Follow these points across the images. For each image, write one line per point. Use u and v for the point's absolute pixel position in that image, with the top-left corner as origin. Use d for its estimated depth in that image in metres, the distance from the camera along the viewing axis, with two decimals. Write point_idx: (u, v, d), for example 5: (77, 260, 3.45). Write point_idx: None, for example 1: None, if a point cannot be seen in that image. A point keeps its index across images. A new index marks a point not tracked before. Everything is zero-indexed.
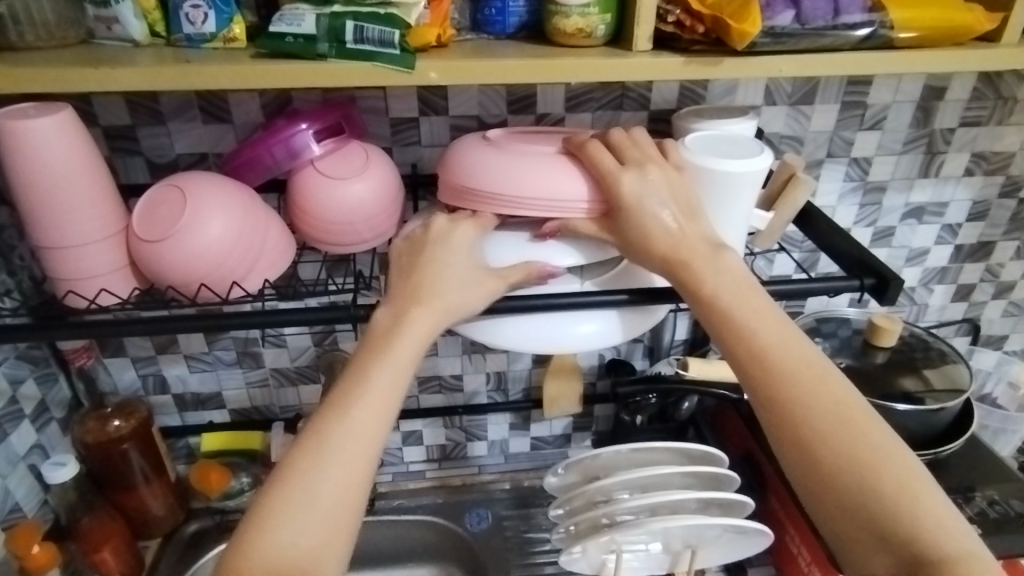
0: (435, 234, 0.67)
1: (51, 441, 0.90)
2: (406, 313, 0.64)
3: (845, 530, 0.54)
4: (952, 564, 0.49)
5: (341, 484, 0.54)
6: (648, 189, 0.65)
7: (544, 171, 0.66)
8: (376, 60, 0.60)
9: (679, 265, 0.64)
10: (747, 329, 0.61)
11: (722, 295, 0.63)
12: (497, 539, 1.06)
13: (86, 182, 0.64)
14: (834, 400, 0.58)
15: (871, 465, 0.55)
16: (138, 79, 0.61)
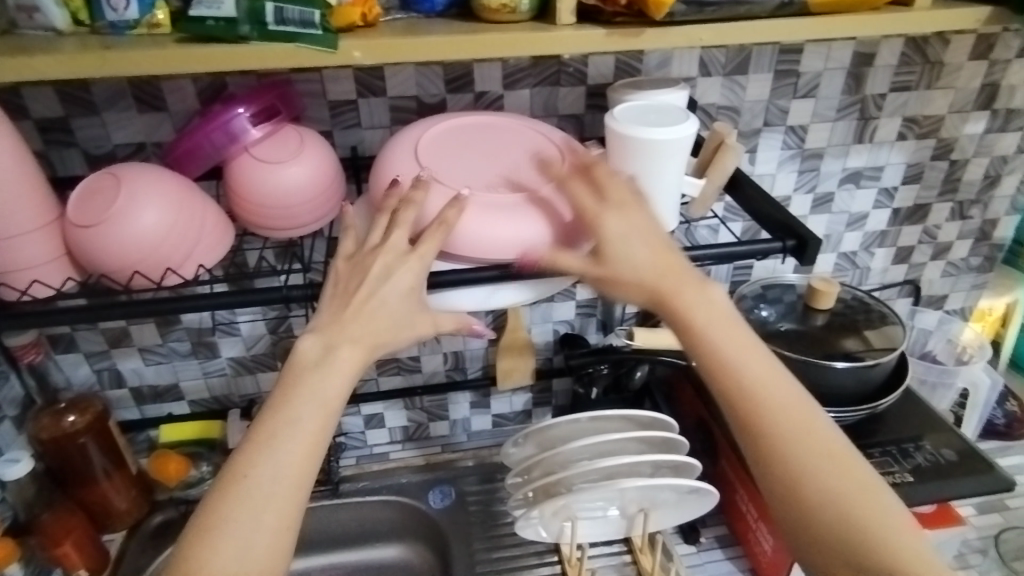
0: (375, 261, 0.63)
1: (4, 439, 0.90)
2: (329, 328, 0.61)
3: (820, 551, 0.54)
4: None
5: (275, 496, 0.53)
6: (625, 234, 0.63)
7: (472, 210, 0.67)
8: (299, 41, 0.61)
9: (665, 292, 0.62)
10: (734, 361, 0.60)
11: (710, 324, 0.61)
12: (461, 514, 1.08)
13: (16, 172, 0.64)
14: (820, 436, 0.57)
15: (855, 500, 0.54)
16: (62, 67, 0.61)
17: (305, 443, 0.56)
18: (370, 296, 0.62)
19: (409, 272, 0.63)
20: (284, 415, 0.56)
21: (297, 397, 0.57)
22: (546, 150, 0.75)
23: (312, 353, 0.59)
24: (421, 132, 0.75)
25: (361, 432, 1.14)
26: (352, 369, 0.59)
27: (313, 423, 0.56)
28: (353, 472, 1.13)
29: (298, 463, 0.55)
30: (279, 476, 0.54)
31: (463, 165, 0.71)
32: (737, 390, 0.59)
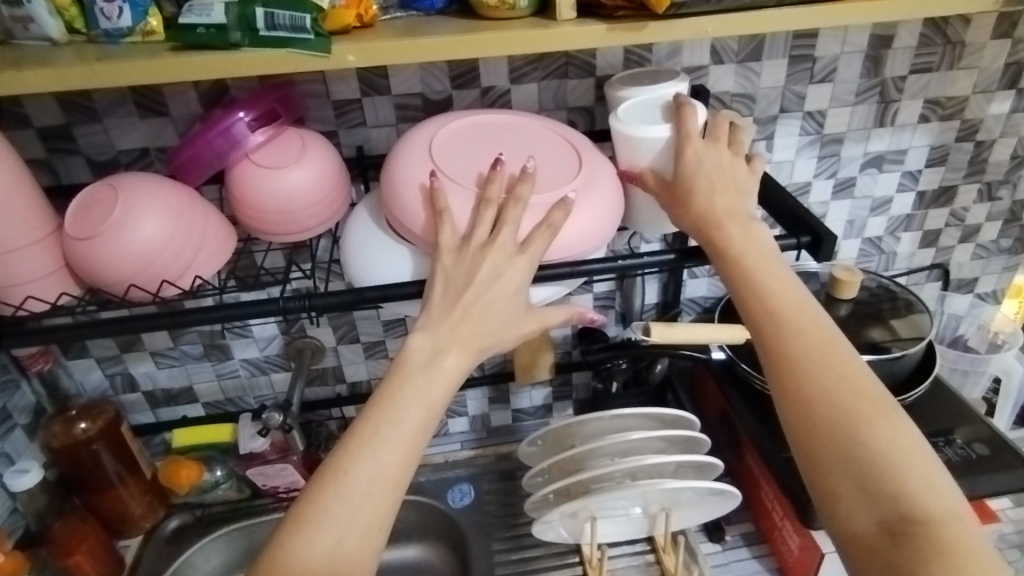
0: (484, 258, 0.61)
1: (17, 448, 0.90)
2: (439, 324, 0.60)
3: (832, 483, 0.54)
4: (937, 525, 0.50)
5: (371, 496, 0.53)
6: (710, 158, 0.67)
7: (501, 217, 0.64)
8: (292, 47, 0.58)
9: (712, 226, 0.65)
10: (767, 290, 0.62)
11: (749, 256, 0.64)
12: (480, 513, 1.07)
13: (12, 185, 0.63)
14: (845, 364, 0.58)
15: (868, 423, 0.54)
16: (52, 80, 0.60)
17: (404, 446, 0.55)
18: (482, 300, 0.61)
19: (518, 276, 0.62)
20: (389, 413, 0.56)
21: (403, 396, 0.57)
22: (565, 147, 0.71)
23: (428, 366, 0.59)
24: (432, 138, 0.70)
25: None
26: (457, 374, 0.59)
27: (414, 427, 0.56)
28: None
29: (395, 465, 0.55)
30: (377, 479, 0.54)
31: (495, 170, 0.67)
32: (764, 317, 0.61)
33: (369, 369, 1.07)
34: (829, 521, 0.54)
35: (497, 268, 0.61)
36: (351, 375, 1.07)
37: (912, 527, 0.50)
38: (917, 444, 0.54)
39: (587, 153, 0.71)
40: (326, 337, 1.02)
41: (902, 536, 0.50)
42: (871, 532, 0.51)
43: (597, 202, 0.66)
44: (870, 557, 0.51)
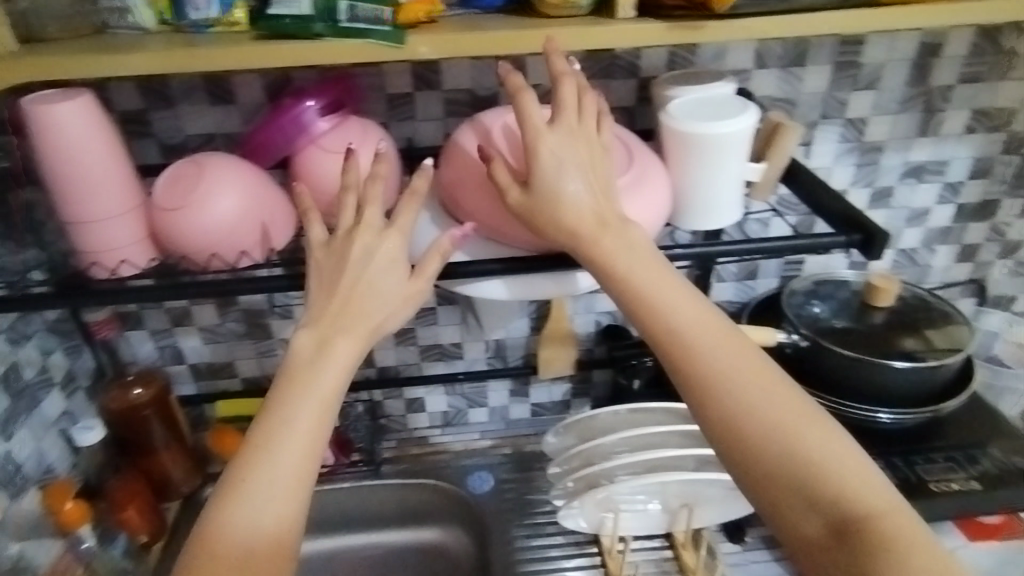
0: (350, 246, 0.66)
1: (79, 408, 0.95)
2: (320, 319, 0.64)
3: (775, 495, 0.57)
4: (878, 519, 0.54)
5: (279, 485, 0.58)
6: (563, 158, 0.64)
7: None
8: (368, 37, 0.62)
9: (588, 241, 0.64)
10: (665, 309, 0.62)
11: (636, 272, 0.63)
12: (499, 502, 1.08)
13: (112, 152, 0.66)
14: (757, 376, 0.60)
15: (795, 432, 0.58)
16: (149, 65, 0.65)
17: (303, 436, 0.60)
18: (365, 289, 0.65)
19: (390, 253, 0.67)
20: (284, 411, 0.60)
21: (295, 395, 0.61)
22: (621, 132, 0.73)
23: (320, 367, 0.62)
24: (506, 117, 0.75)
25: (402, 415, 1.14)
26: (347, 359, 0.63)
27: (313, 417, 0.61)
28: (393, 454, 1.14)
29: (300, 453, 0.59)
30: (282, 477, 0.58)
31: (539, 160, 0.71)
32: (664, 340, 0.62)
33: (398, 356, 1.08)
34: (782, 530, 0.57)
35: (386, 251, 0.67)
36: (380, 360, 1.08)
37: (862, 526, 0.53)
38: (838, 437, 0.58)
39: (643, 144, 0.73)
40: None
41: (852, 535, 0.53)
42: (822, 537, 0.55)
43: (652, 186, 0.69)
44: (825, 559, 0.54)
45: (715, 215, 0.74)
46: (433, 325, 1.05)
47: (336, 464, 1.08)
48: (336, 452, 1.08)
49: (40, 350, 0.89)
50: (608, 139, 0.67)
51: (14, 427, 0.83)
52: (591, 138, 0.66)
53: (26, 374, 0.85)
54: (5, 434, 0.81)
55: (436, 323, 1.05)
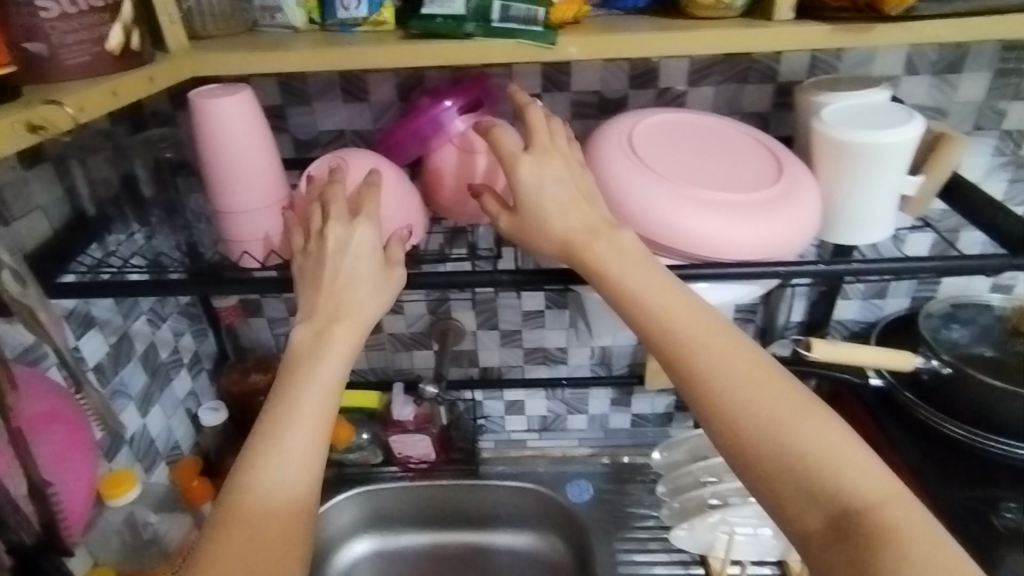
0: (328, 243, 0.65)
1: (201, 388, 0.99)
2: (314, 313, 0.63)
3: (773, 494, 0.52)
4: (878, 511, 0.48)
5: (295, 470, 0.54)
6: (546, 168, 0.64)
7: (710, 212, 0.63)
8: (520, 37, 0.62)
9: (578, 247, 0.62)
10: (655, 309, 0.58)
11: (625, 273, 0.60)
12: (601, 511, 1.06)
13: (267, 146, 0.69)
14: (750, 368, 0.55)
15: (790, 424, 0.52)
16: (302, 60, 0.65)
17: (313, 421, 0.57)
18: (342, 278, 0.64)
19: (364, 242, 0.66)
20: (286, 400, 0.58)
21: (298, 384, 0.59)
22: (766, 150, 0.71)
23: (318, 357, 0.61)
24: (643, 122, 0.72)
25: (500, 416, 1.14)
26: (345, 346, 0.62)
27: (320, 400, 0.58)
28: (492, 455, 1.15)
29: (309, 438, 0.56)
30: (294, 463, 0.55)
31: (686, 163, 0.67)
32: (658, 341, 0.57)
33: (502, 357, 1.08)
34: (782, 528, 0.52)
35: (364, 244, 0.66)
36: (484, 360, 1.08)
37: (861, 518, 0.48)
38: (839, 425, 0.53)
39: (786, 160, 0.70)
40: (467, 320, 1.04)
41: (850, 529, 0.48)
42: (823, 533, 0.49)
43: (806, 203, 0.66)
44: (824, 558, 0.49)
45: (867, 231, 0.72)
46: (541, 328, 1.05)
47: (435, 461, 1.07)
48: (437, 450, 1.06)
49: (173, 331, 0.93)
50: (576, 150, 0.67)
51: (150, 404, 0.87)
52: (566, 149, 0.66)
53: (161, 354, 0.90)
54: (142, 410, 0.86)
55: (544, 326, 1.05)
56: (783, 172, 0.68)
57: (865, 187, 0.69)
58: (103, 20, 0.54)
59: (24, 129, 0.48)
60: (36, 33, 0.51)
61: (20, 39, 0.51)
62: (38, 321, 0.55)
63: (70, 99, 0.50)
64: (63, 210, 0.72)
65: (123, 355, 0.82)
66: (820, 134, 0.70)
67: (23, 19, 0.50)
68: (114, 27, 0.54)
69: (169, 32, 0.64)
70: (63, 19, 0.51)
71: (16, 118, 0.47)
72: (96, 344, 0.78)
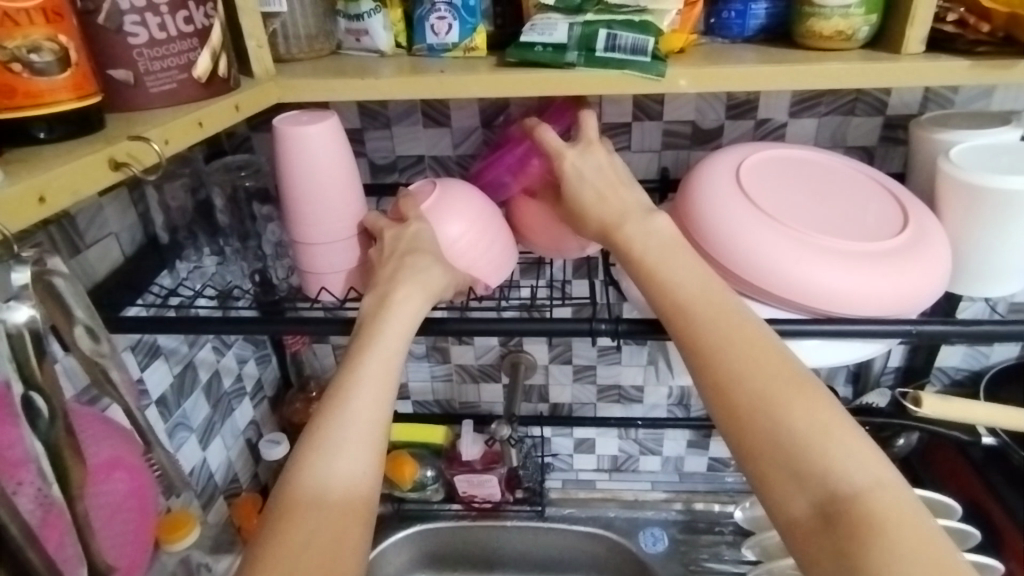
0: (392, 238, 0.65)
1: (262, 417, 0.97)
2: (381, 283, 0.62)
3: (756, 470, 0.45)
4: (867, 498, 0.41)
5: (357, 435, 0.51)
6: (589, 161, 0.64)
7: (824, 258, 0.59)
8: (627, 68, 0.58)
9: (612, 231, 0.60)
10: (670, 282, 0.54)
11: (650, 252, 0.57)
12: (676, 562, 1.01)
13: (346, 176, 0.66)
14: (749, 340, 0.49)
15: (780, 396, 0.46)
16: (389, 89, 0.61)
17: (375, 385, 0.54)
18: (407, 257, 0.63)
19: (422, 233, 0.65)
20: (351, 363, 0.55)
21: (362, 345, 0.57)
22: (879, 198, 0.66)
23: (384, 322, 0.58)
24: (750, 158, 0.68)
25: (569, 455, 1.10)
26: (412, 310, 0.60)
27: (379, 369, 0.55)
28: (558, 496, 1.10)
29: (372, 400, 0.53)
30: (360, 425, 0.52)
31: (795, 206, 0.63)
32: (671, 314, 0.53)
33: (575, 393, 1.03)
34: (765, 511, 0.45)
35: (425, 235, 0.65)
36: (554, 396, 1.04)
37: (847, 504, 0.41)
38: (831, 403, 0.46)
39: (909, 208, 0.65)
40: (540, 354, 1.00)
41: (837, 517, 0.41)
42: (807, 519, 0.42)
43: (933, 254, 0.61)
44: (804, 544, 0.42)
45: (992, 281, 0.66)
46: (617, 365, 1.00)
47: (501, 501, 1.03)
48: (504, 490, 1.03)
49: (238, 358, 0.91)
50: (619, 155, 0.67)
51: (210, 435, 0.86)
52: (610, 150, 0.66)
53: (225, 383, 0.88)
54: (203, 442, 0.84)
55: (619, 363, 1.00)
56: (904, 221, 0.63)
57: (996, 239, 0.64)
58: (193, 46, 0.52)
59: (108, 165, 0.45)
60: (123, 60, 0.49)
61: (105, 66, 0.49)
62: (110, 382, 0.50)
63: (156, 133, 0.48)
64: (136, 235, 0.72)
65: (186, 386, 0.81)
66: (947, 175, 0.64)
67: (110, 45, 0.49)
68: (203, 53, 0.52)
69: (255, 57, 0.62)
70: (152, 46, 0.49)
71: (102, 153, 0.44)
72: (160, 375, 0.76)
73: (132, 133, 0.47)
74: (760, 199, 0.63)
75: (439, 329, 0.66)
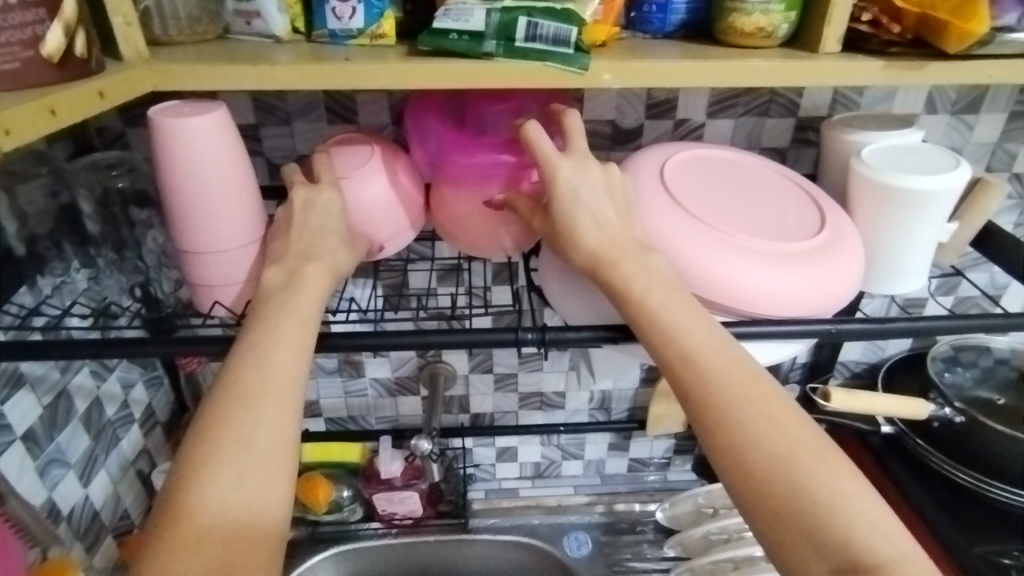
0: (302, 208, 0.59)
1: (155, 446, 0.87)
2: (283, 257, 0.58)
3: (778, 543, 0.44)
4: (891, 568, 0.42)
5: (268, 449, 0.47)
6: (585, 180, 0.58)
7: (754, 261, 0.57)
8: (549, 60, 0.55)
9: (604, 266, 0.55)
10: (676, 331, 0.52)
11: (651, 294, 0.53)
12: (601, 565, 0.98)
13: (239, 176, 0.59)
14: (763, 401, 0.48)
15: (804, 464, 0.45)
16: (289, 77, 0.55)
17: (286, 385, 0.50)
18: (313, 230, 0.59)
19: (333, 204, 0.60)
20: (258, 359, 0.50)
21: (272, 338, 0.52)
22: (796, 198, 0.66)
23: (290, 304, 0.54)
24: (674, 158, 0.66)
25: (491, 464, 1.06)
26: (319, 287, 0.56)
27: (293, 371, 0.51)
28: (482, 506, 1.05)
29: (284, 405, 0.49)
30: (270, 439, 0.47)
31: (723, 208, 0.62)
32: (676, 366, 0.51)
33: (496, 402, 1.00)
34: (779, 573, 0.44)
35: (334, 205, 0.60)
36: (475, 406, 1.00)
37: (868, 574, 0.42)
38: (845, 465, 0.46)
39: (824, 207, 0.65)
40: (459, 364, 0.96)
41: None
42: None
43: (850, 252, 0.61)
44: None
45: (901, 279, 0.67)
46: (539, 372, 0.97)
47: (422, 517, 0.98)
48: (425, 505, 0.98)
49: (122, 383, 0.81)
50: (617, 171, 0.60)
51: (93, 471, 0.76)
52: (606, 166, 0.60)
53: (108, 411, 0.78)
54: (84, 479, 0.74)
55: (542, 370, 0.97)
56: (823, 220, 0.64)
57: (904, 237, 0.65)
58: (40, 17, 0.43)
59: None
60: None
61: None
62: None
63: None
64: None
65: (59, 418, 0.70)
66: (857, 174, 0.65)
67: None
68: (54, 27, 0.44)
69: (123, 35, 0.54)
70: None
71: None
72: (26, 407, 0.66)
73: None
74: (688, 200, 0.61)
75: (357, 347, 0.60)
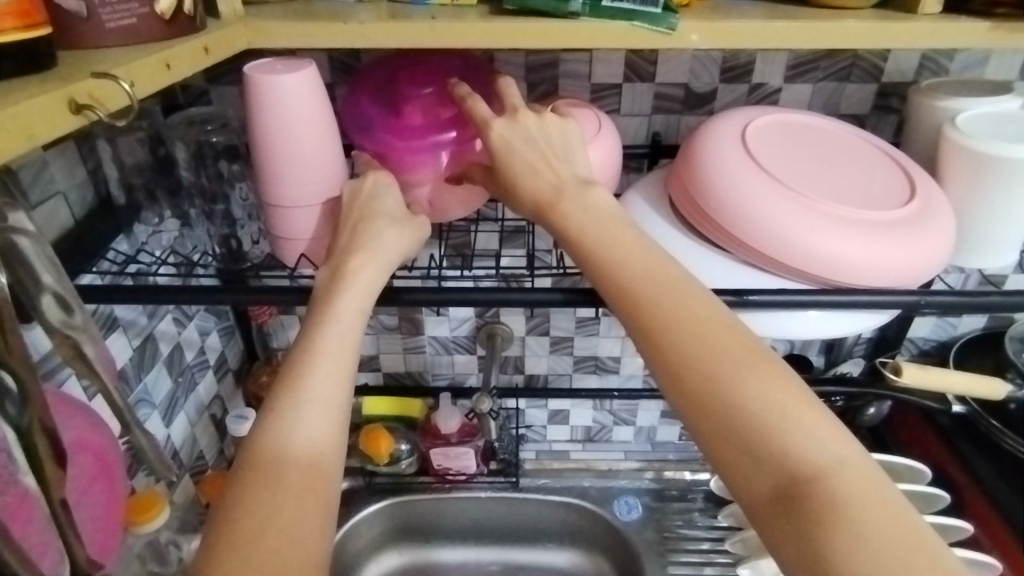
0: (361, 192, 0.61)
1: (226, 392, 0.92)
2: (335, 253, 0.58)
3: (721, 457, 0.43)
4: (827, 478, 0.40)
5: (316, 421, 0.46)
6: (519, 134, 0.58)
7: (839, 227, 0.56)
8: (636, 20, 0.54)
9: (546, 208, 0.56)
10: (611, 262, 0.51)
11: (587, 229, 0.54)
12: (652, 532, 0.99)
13: (326, 134, 0.60)
14: (697, 321, 0.47)
15: (731, 377, 0.44)
16: (374, 34, 0.55)
17: (335, 369, 0.49)
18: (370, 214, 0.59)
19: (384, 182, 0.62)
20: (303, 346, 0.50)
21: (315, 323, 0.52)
22: (887, 168, 0.64)
23: (337, 296, 0.54)
24: (756, 120, 0.65)
25: (543, 425, 1.08)
26: (369, 278, 0.56)
27: (339, 348, 0.51)
28: (534, 467, 1.07)
29: (332, 386, 0.48)
30: (319, 415, 0.46)
31: (805, 172, 0.61)
32: (616, 297, 0.50)
33: (550, 364, 1.01)
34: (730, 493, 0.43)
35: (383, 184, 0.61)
36: (530, 367, 1.01)
37: (803, 486, 0.40)
38: (788, 376, 0.44)
39: (910, 173, 0.63)
40: (516, 325, 0.97)
41: (798, 500, 0.39)
42: (764, 498, 0.41)
43: (941, 224, 0.59)
44: (771, 533, 0.40)
45: (988, 255, 0.65)
46: (594, 337, 0.98)
47: (475, 473, 1.00)
48: (479, 462, 0.99)
49: (199, 330, 0.85)
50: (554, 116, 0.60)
51: (174, 412, 0.80)
52: (542, 112, 0.60)
53: (187, 356, 0.82)
54: (166, 419, 0.79)
55: (598, 335, 0.97)
56: (912, 185, 0.62)
57: (997, 209, 0.62)
58: None
59: (69, 108, 0.39)
60: None
61: None
62: (84, 358, 0.47)
63: (121, 72, 0.42)
64: (86, 195, 0.66)
65: (146, 359, 0.74)
66: (948, 140, 0.63)
67: None
68: None
69: None
70: None
71: (61, 93, 0.39)
72: (120, 348, 0.70)
73: (94, 70, 0.41)
74: (770, 162, 0.60)
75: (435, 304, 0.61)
